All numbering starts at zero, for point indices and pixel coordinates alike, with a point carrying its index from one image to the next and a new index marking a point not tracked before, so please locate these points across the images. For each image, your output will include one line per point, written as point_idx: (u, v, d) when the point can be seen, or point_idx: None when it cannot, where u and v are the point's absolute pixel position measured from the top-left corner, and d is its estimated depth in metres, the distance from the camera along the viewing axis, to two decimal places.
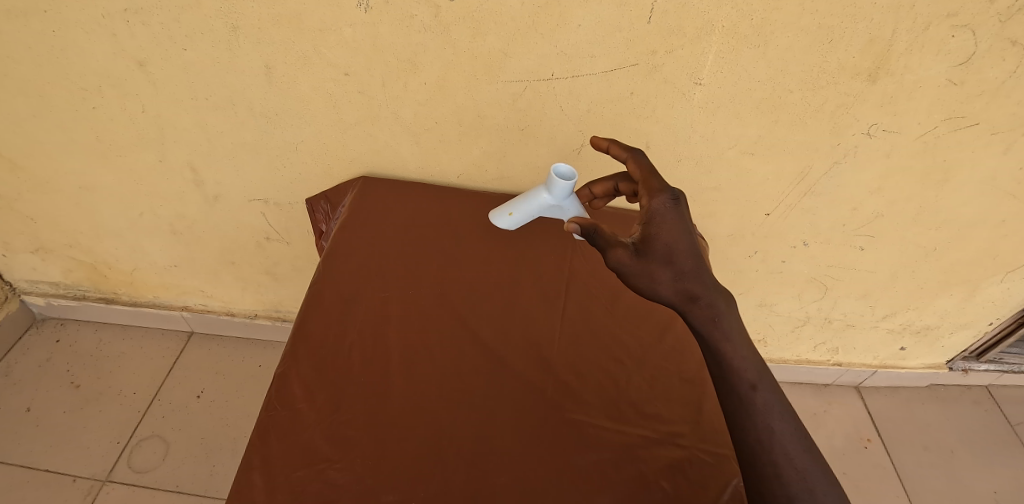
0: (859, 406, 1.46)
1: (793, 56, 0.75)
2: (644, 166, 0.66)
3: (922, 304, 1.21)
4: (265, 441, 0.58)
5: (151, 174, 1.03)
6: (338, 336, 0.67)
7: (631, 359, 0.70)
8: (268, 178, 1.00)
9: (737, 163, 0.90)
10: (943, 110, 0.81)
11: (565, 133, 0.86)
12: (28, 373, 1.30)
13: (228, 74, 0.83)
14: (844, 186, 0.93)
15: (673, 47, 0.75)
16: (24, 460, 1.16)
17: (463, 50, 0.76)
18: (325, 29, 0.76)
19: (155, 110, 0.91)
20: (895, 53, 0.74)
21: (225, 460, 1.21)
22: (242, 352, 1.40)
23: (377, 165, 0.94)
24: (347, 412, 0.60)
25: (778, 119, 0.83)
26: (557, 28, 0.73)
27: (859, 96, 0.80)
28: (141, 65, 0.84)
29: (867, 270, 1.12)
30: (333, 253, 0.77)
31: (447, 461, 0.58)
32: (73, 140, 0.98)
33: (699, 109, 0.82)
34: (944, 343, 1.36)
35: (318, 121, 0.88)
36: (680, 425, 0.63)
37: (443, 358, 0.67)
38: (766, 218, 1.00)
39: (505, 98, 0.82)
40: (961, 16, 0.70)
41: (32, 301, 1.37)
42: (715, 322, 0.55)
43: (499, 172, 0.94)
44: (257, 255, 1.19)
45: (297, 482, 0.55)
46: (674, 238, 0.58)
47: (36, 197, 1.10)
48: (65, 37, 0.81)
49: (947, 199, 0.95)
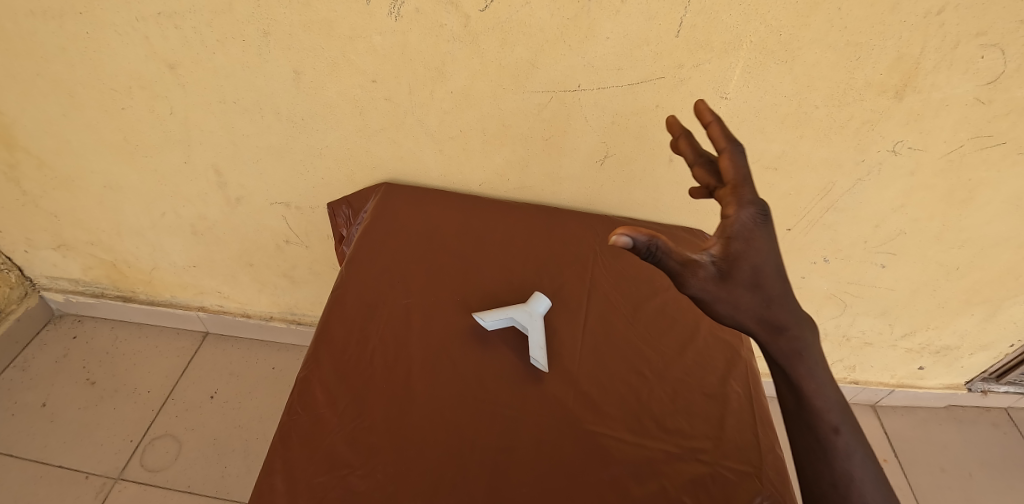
0: (875, 424, 1.44)
1: (820, 72, 0.75)
2: (741, 166, 0.53)
3: (943, 323, 1.19)
4: (287, 445, 0.58)
5: (175, 175, 1.04)
6: (361, 341, 0.68)
7: (653, 372, 0.70)
8: (290, 182, 1.01)
9: (759, 178, 0.90)
10: (970, 129, 0.80)
11: (589, 145, 0.86)
12: (44, 369, 1.32)
13: (257, 78, 0.85)
14: (867, 202, 0.93)
15: (700, 61, 0.75)
16: (39, 456, 1.17)
17: (491, 60, 0.77)
18: (355, 37, 0.77)
19: (183, 112, 0.92)
20: (922, 71, 0.74)
21: (237, 462, 1.21)
22: (255, 354, 1.41)
23: (399, 172, 0.95)
24: (369, 418, 0.61)
25: (803, 135, 0.83)
26: (584, 41, 0.74)
27: (886, 113, 0.79)
28: (171, 68, 0.86)
29: (887, 287, 1.10)
30: (356, 259, 0.78)
31: (468, 470, 0.58)
32: (100, 140, 0.99)
33: (723, 123, 0.82)
34: (964, 363, 1.34)
35: (343, 127, 0.89)
36: (701, 441, 0.63)
37: (464, 366, 0.66)
38: (787, 233, 1.00)
39: (530, 108, 0.82)
40: (990, 35, 0.70)
41: (51, 296, 1.38)
42: (800, 356, 0.52)
43: (520, 181, 0.93)
44: (276, 258, 1.19)
45: (318, 488, 0.55)
46: (762, 259, 0.52)
47: (61, 194, 1.12)
48: (99, 38, 0.83)
49: (970, 218, 0.94)
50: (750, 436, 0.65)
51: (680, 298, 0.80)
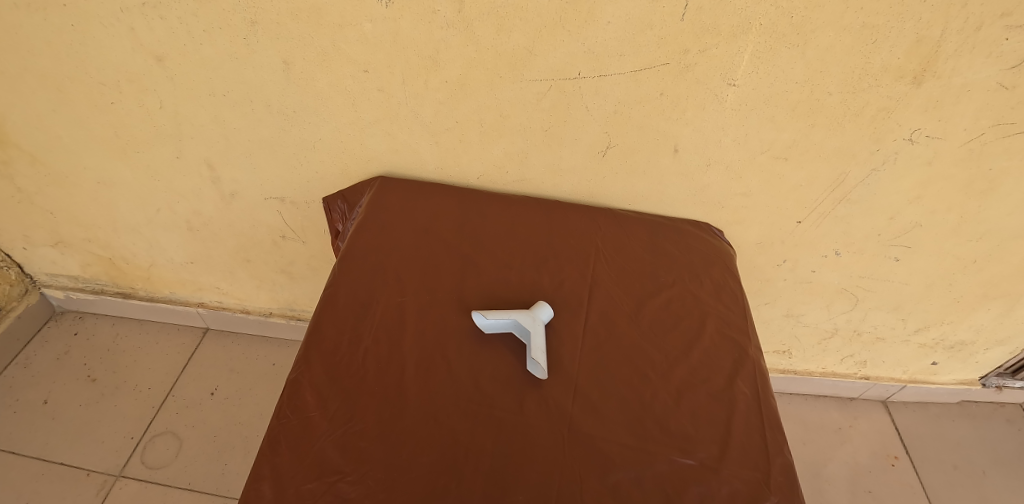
0: (887, 421, 1.40)
1: (834, 57, 0.71)
2: None
3: (958, 317, 1.15)
4: (275, 450, 0.56)
5: (168, 170, 1.02)
6: (353, 340, 0.65)
7: (657, 373, 0.67)
8: (285, 176, 0.98)
9: (769, 168, 0.86)
10: (991, 115, 0.76)
11: (591, 135, 0.83)
12: (46, 366, 1.31)
13: (247, 69, 0.82)
14: (881, 194, 0.89)
15: (707, 46, 0.71)
16: (40, 453, 1.16)
17: (487, 46, 0.74)
18: (345, 24, 0.74)
19: (174, 106, 0.90)
20: (942, 55, 0.70)
21: (238, 459, 1.20)
22: (255, 350, 1.39)
23: (396, 165, 0.92)
24: (360, 421, 0.59)
25: (815, 123, 0.79)
26: (584, 25, 0.70)
27: (903, 100, 0.75)
28: (159, 60, 0.83)
29: (900, 281, 1.07)
30: (349, 255, 0.75)
31: (463, 477, 0.56)
32: (91, 135, 0.97)
33: (731, 111, 0.78)
34: (979, 358, 1.30)
35: (336, 119, 0.86)
36: (706, 445, 0.61)
37: (459, 367, 0.64)
38: (797, 226, 0.96)
39: (529, 98, 0.79)
40: (1016, 16, 0.65)
41: (51, 293, 1.37)
42: None
43: (519, 173, 0.90)
44: (273, 253, 1.17)
45: (307, 495, 0.53)
46: None
47: (55, 191, 1.10)
48: (84, 31, 0.81)
49: (990, 209, 0.90)
50: (757, 439, 0.63)
51: (686, 295, 0.77)
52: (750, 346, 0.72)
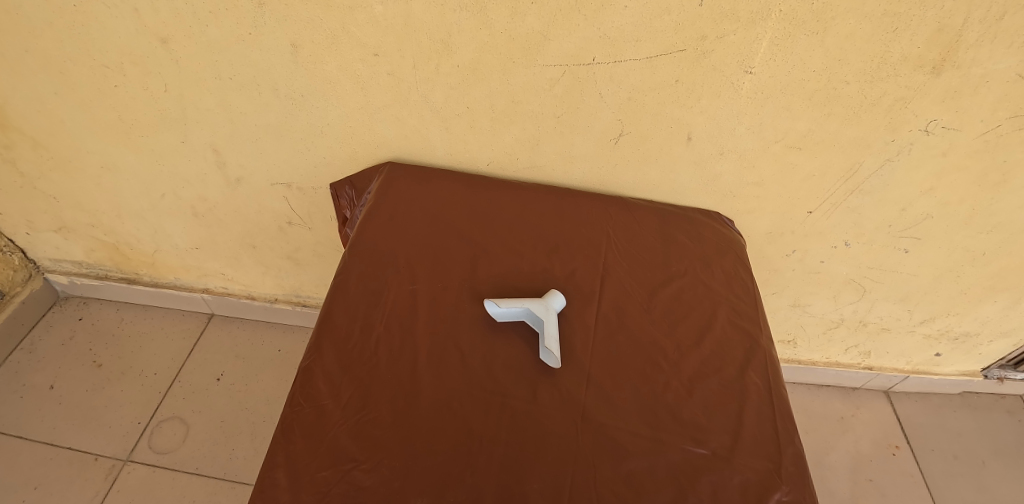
0: (888, 411, 1.41)
1: (854, 45, 0.70)
2: None
3: (964, 309, 1.15)
4: (289, 437, 0.56)
5: (173, 155, 1.01)
6: (365, 328, 0.65)
7: (669, 363, 0.67)
8: (291, 162, 0.97)
9: (782, 158, 0.85)
10: (1010, 107, 0.75)
11: (603, 122, 0.82)
12: (52, 351, 1.31)
13: (254, 52, 0.81)
14: (893, 185, 0.88)
15: (725, 33, 0.70)
16: (48, 437, 1.17)
17: (500, 30, 0.73)
18: (354, 7, 0.73)
19: (178, 89, 0.89)
20: (963, 45, 0.69)
21: (245, 444, 1.20)
22: (261, 336, 1.39)
23: (404, 151, 0.91)
24: (374, 409, 0.58)
25: (831, 113, 0.78)
26: (601, 10, 0.69)
27: (920, 90, 0.74)
28: (163, 42, 0.82)
29: (908, 273, 1.06)
30: (359, 243, 0.74)
31: (477, 466, 0.56)
32: (94, 119, 0.96)
33: (747, 99, 0.77)
34: (982, 350, 1.30)
35: (345, 103, 0.85)
36: (719, 435, 0.61)
37: (472, 357, 0.63)
38: (808, 216, 0.95)
39: (541, 83, 0.78)
40: None
41: (56, 279, 1.37)
42: None
43: (530, 160, 0.89)
44: (279, 239, 1.16)
45: (322, 482, 0.53)
46: None
47: (58, 176, 1.09)
48: (87, 12, 0.79)
49: (1001, 202, 0.89)
50: (768, 429, 0.63)
51: (698, 284, 0.76)
52: (762, 336, 0.72)
